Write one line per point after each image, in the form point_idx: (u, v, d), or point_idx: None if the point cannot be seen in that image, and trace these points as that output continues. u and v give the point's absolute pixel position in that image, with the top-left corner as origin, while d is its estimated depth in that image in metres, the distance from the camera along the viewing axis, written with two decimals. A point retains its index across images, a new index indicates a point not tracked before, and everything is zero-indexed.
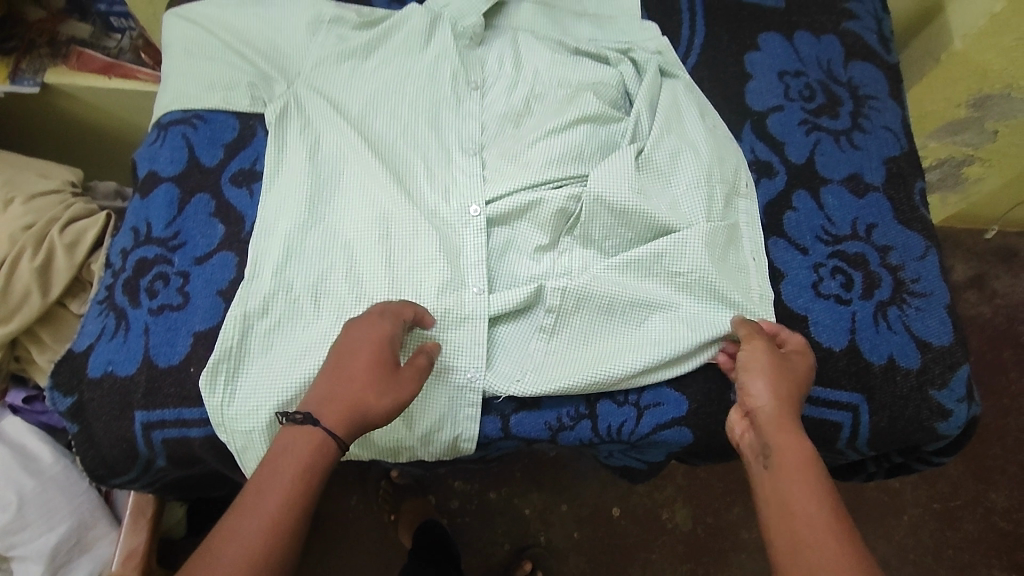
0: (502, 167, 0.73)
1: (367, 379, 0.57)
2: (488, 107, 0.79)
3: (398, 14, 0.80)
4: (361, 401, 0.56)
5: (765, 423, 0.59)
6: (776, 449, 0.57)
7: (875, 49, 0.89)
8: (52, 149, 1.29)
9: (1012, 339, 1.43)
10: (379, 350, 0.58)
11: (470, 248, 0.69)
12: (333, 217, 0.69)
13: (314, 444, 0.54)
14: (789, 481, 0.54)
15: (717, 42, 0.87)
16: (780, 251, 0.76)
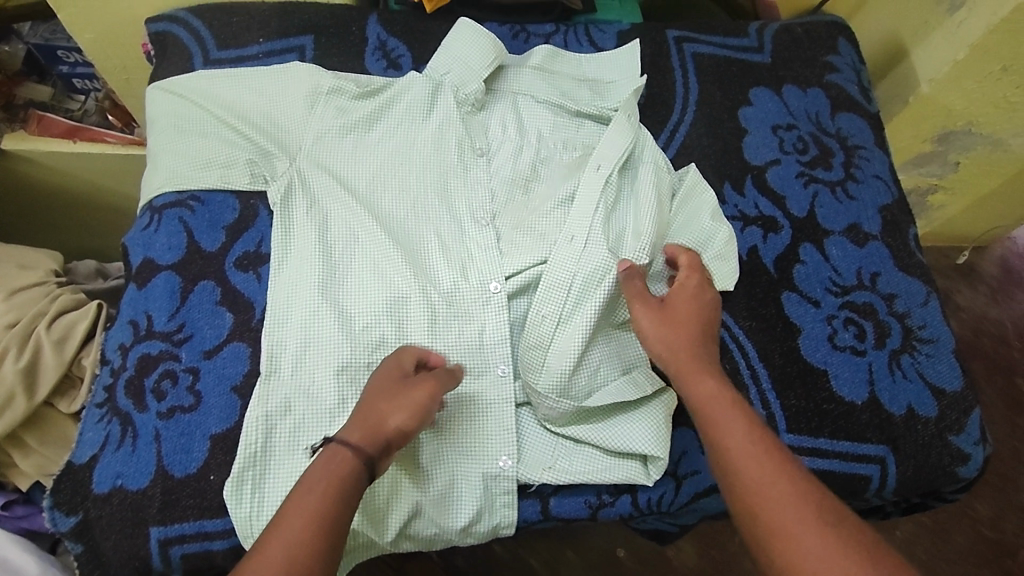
0: (517, 240, 0.73)
1: (379, 392, 0.56)
2: (497, 174, 0.78)
3: (399, 82, 0.78)
4: (376, 422, 0.54)
5: (679, 364, 0.61)
6: (694, 394, 0.59)
7: (857, 99, 0.92)
8: (37, 227, 1.23)
9: (978, 351, 1.49)
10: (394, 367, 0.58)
11: (491, 327, 0.68)
12: (351, 300, 0.67)
13: (336, 457, 0.52)
14: (717, 418, 0.57)
15: (711, 97, 0.88)
16: (794, 305, 0.77)
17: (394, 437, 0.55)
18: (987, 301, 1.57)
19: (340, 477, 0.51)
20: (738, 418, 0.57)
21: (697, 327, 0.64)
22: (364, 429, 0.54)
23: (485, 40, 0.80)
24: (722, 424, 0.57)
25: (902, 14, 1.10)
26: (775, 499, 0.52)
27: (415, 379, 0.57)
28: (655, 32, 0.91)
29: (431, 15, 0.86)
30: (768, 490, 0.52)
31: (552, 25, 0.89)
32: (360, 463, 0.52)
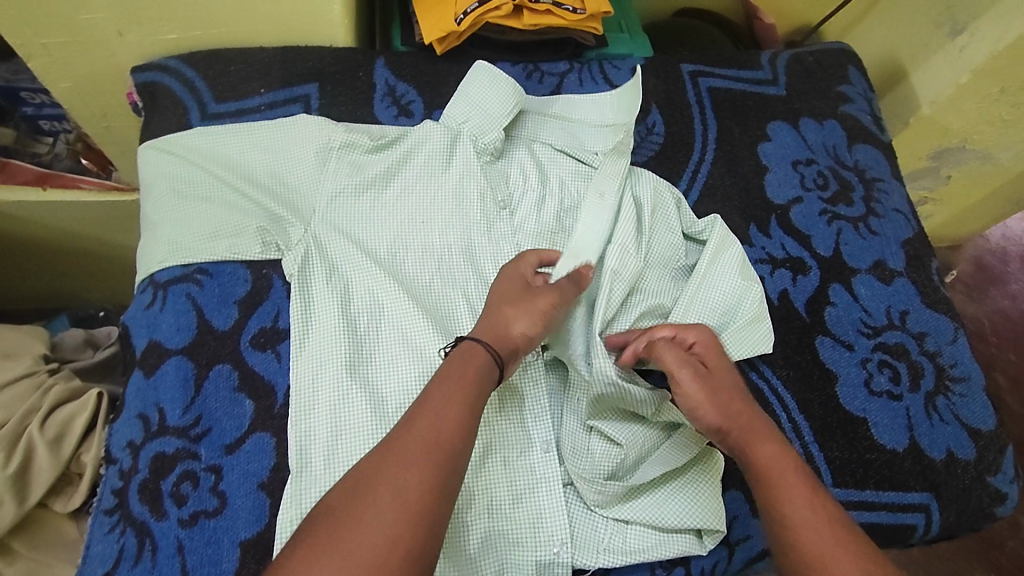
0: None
1: (505, 300, 0.62)
2: (523, 228, 0.75)
3: (413, 132, 0.76)
4: (502, 326, 0.60)
5: (739, 433, 0.59)
6: (756, 456, 0.58)
7: (871, 129, 0.91)
8: (53, 291, 1.18)
9: None
10: (511, 279, 0.64)
11: (531, 398, 0.65)
12: (381, 378, 0.63)
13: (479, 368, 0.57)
14: (781, 484, 0.56)
15: (729, 134, 0.86)
16: (828, 350, 0.76)
17: (519, 342, 0.60)
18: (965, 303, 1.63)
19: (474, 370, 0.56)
20: (801, 489, 0.56)
21: (741, 391, 0.62)
22: (492, 333, 0.59)
23: (507, 85, 0.78)
24: (787, 490, 0.56)
25: (899, 36, 1.09)
26: (837, 563, 0.52)
27: (537, 289, 0.63)
28: (669, 66, 0.88)
29: (440, 56, 0.82)
30: (830, 560, 0.52)
31: (566, 63, 0.86)
32: (491, 363, 0.57)
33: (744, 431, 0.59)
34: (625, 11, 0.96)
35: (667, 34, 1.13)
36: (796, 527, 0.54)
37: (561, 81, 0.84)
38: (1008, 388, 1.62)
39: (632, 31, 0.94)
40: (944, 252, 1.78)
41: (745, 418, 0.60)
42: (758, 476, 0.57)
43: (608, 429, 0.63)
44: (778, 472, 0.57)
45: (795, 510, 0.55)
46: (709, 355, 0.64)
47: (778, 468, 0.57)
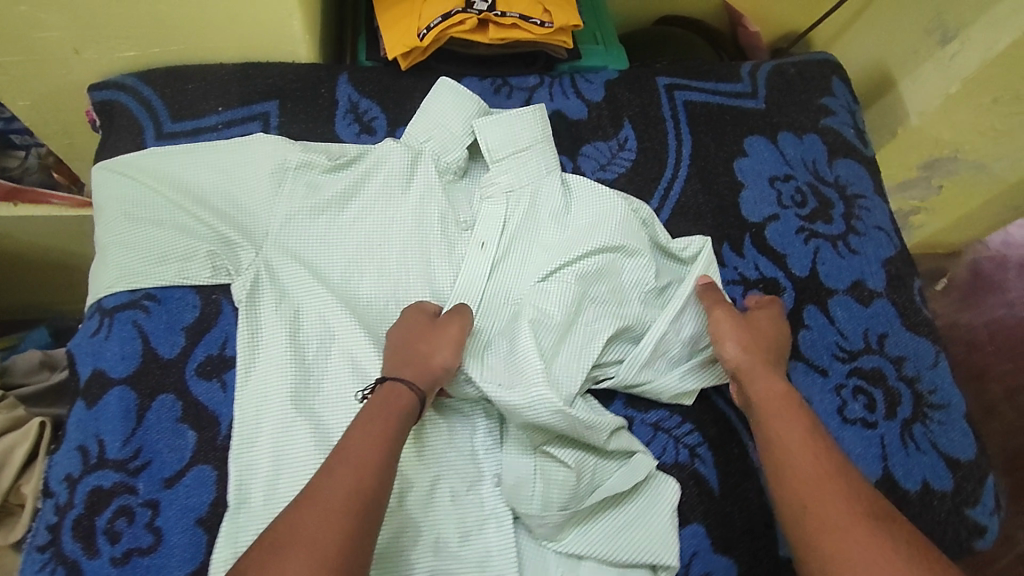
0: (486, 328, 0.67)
1: (413, 337, 0.62)
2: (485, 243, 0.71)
3: (374, 150, 0.74)
4: (423, 363, 0.60)
5: (752, 372, 0.66)
6: (757, 391, 0.65)
7: (853, 143, 0.88)
8: (34, 306, 1.20)
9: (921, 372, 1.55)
10: (414, 315, 0.64)
11: (483, 430, 0.64)
12: (329, 409, 0.62)
13: (391, 402, 0.57)
14: (777, 416, 0.63)
15: (705, 149, 0.83)
16: (801, 375, 0.73)
17: (440, 373, 0.61)
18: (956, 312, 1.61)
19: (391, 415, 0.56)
20: (798, 429, 0.61)
21: (772, 341, 0.70)
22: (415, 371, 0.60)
23: (470, 102, 0.76)
24: (781, 424, 0.62)
25: (888, 45, 1.07)
26: (819, 482, 0.57)
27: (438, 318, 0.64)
28: (643, 79, 0.86)
29: (405, 71, 0.80)
30: (814, 480, 0.57)
31: (536, 77, 0.83)
32: (414, 398, 0.58)
33: (753, 369, 0.66)
34: (601, 21, 0.93)
35: (653, 44, 1.11)
36: (793, 458, 0.59)
37: (530, 96, 0.82)
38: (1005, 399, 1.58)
39: (609, 43, 0.91)
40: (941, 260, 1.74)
41: (753, 358, 0.67)
42: (756, 409, 0.64)
43: (555, 462, 0.61)
44: (775, 407, 0.63)
45: (787, 439, 0.61)
46: (763, 314, 0.72)
47: (774, 401, 0.64)
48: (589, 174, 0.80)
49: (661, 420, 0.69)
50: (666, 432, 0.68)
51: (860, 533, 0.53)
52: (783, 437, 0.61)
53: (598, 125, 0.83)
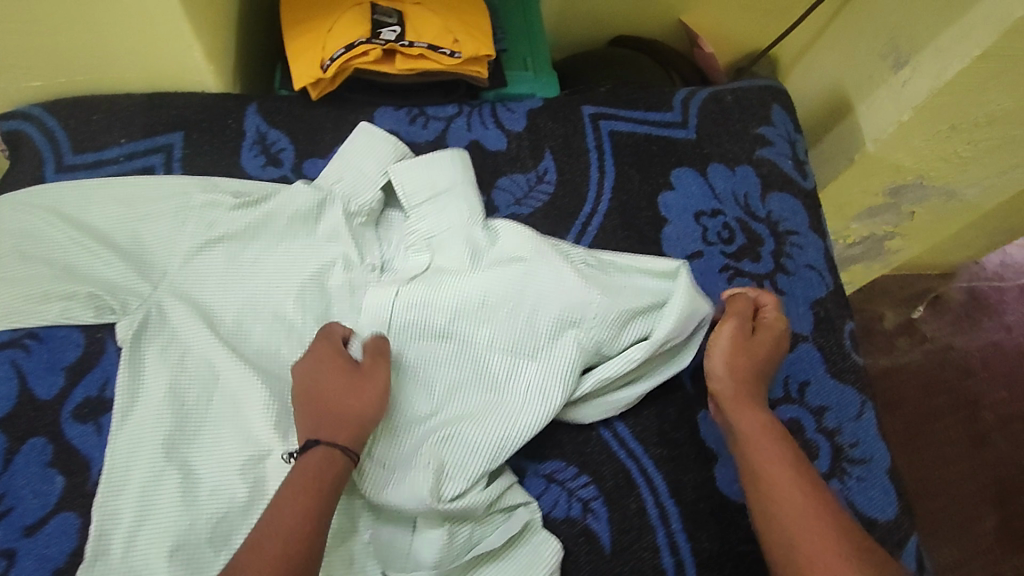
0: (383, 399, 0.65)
1: (337, 387, 0.60)
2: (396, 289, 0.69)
3: (283, 189, 0.71)
4: (349, 420, 0.59)
5: (731, 400, 0.65)
6: (741, 422, 0.63)
7: (791, 175, 0.83)
8: None
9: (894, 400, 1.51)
10: (336, 360, 0.62)
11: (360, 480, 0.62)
12: (203, 460, 0.61)
13: (318, 462, 0.56)
14: (757, 445, 0.61)
15: (628, 183, 0.80)
16: (711, 426, 0.70)
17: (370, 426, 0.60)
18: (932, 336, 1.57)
19: (322, 470, 0.56)
20: (772, 454, 0.60)
21: (765, 365, 0.67)
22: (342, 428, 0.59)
23: (382, 141, 0.72)
24: (757, 446, 0.61)
25: (847, 67, 1.02)
26: (797, 516, 0.55)
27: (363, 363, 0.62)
28: (568, 108, 0.83)
29: (317, 101, 0.78)
30: (791, 513, 0.55)
31: (455, 107, 0.81)
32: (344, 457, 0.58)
33: (736, 399, 0.65)
34: (536, 46, 0.90)
35: (605, 66, 1.09)
36: (769, 487, 0.58)
37: (447, 126, 0.79)
38: (989, 429, 1.51)
39: (538, 70, 0.88)
40: (928, 281, 1.67)
41: (741, 386, 0.65)
42: (740, 438, 0.62)
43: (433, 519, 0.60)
44: (754, 436, 0.61)
45: (767, 470, 0.59)
46: (767, 330, 0.69)
47: (756, 433, 0.62)
48: (502, 208, 0.77)
49: (555, 471, 0.67)
50: (559, 484, 0.66)
51: (830, 560, 0.51)
52: (762, 468, 0.59)
53: (517, 156, 0.80)
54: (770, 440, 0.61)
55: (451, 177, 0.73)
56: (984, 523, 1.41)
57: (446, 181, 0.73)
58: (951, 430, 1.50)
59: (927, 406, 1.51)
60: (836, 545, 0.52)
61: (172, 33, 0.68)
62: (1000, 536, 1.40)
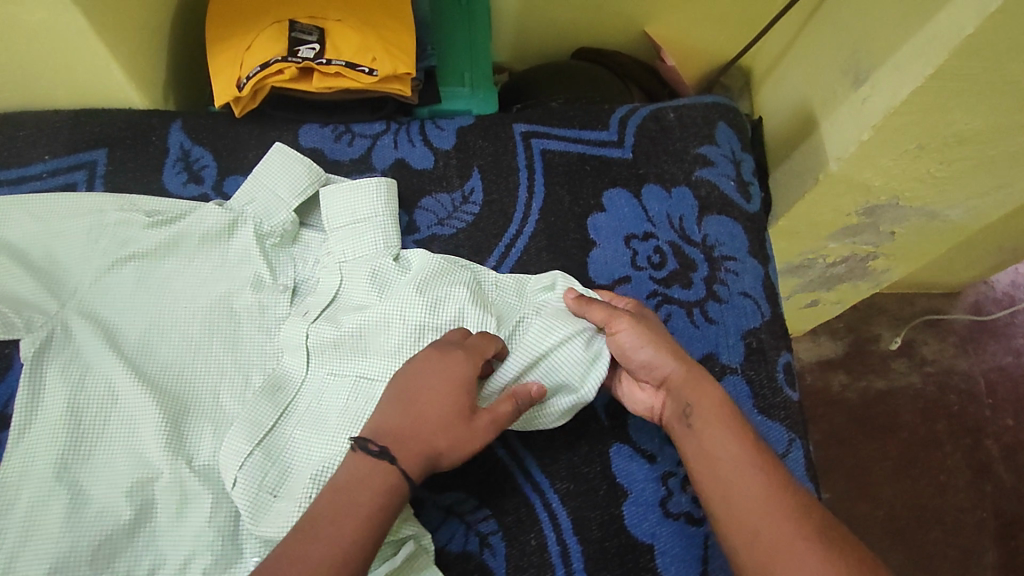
0: (251, 427, 0.62)
1: (438, 425, 0.56)
2: (308, 311, 0.69)
3: (197, 208, 0.70)
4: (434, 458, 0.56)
5: (681, 389, 0.60)
6: (694, 399, 0.60)
7: (732, 197, 0.80)
8: None
9: (883, 426, 1.40)
10: (458, 392, 0.58)
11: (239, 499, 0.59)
12: (93, 479, 0.60)
13: (382, 490, 0.53)
14: (711, 425, 0.58)
15: (558, 204, 0.78)
16: (623, 460, 0.67)
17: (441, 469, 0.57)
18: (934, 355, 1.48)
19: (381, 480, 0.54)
20: (728, 441, 0.57)
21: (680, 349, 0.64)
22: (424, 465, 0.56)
23: (299, 165, 0.71)
24: (710, 427, 0.58)
25: (815, 81, 0.97)
26: (757, 504, 0.53)
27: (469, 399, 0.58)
28: (500, 125, 0.81)
29: (242, 118, 0.78)
30: (749, 499, 0.54)
31: (383, 124, 0.80)
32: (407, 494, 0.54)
33: (686, 379, 0.61)
34: (477, 60, 0.89)
35: (566, 77, 1.06)
36: (724, 472, 0.56)
37: (373, 143, 0.78)
38: (992, 459, 1.39)
39: (475, 85, 0.87)
40: (934, 299, 1.53)
41: (687, 366, 0.62)
42: (692, 417, 0.59)
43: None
44: (709, 414, 0.58)
45: (722, 453, 0.57)
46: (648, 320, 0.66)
47: (711, 413, 0.58)
48: (424, 229, 0.76)
49: (455, 503, 0.64)
50: (458, 517, 0.63)
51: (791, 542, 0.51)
52: (718, 449, 0.57)
53: (443, 175, 0.78)
54: (727, 422, 0.58)
55: (372, 208, 0.71)
56: (978, 562, 1.30)
57: (367, 212, 0.71)
58: (951, 457, 1.39)
59: (925, 431, 1.40)
60: (800, 534, 0.51)
61: (87, 53, 0.68)
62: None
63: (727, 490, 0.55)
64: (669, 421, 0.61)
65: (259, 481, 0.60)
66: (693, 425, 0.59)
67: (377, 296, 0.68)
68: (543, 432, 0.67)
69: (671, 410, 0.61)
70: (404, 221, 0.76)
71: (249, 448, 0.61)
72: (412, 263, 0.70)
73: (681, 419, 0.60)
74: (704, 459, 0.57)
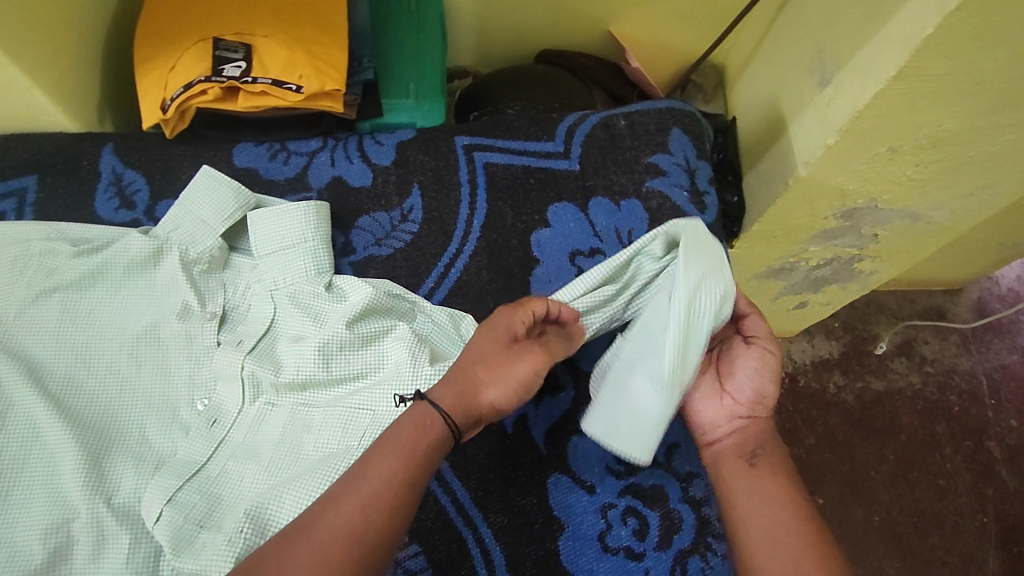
0: (180, 466, 0.60)
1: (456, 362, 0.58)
2: (242, 341, 0.66)
3: (123, 235, 0.68)
4: (472, 388, 0.55)
5: (754, 436, 0.59)
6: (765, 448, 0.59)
7: (685, 209, 0.76)
8: None
9: (881, 430, 1.28)
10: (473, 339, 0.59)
11: (158, 531, 0.56)
12: (9, 519, 0.56)
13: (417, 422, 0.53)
14: (768, 471, 0.57)
15: (500, 220, 0.75)
16: (562, 492, 0.62)
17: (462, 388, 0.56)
18: (933, 359, 1.35)
19: (426, 439, 0.52)
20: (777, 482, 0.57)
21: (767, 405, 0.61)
22: (457, 395, 0.55)
23: (225, 188, 0.70)
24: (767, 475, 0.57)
25: (782, 79, 0.92)
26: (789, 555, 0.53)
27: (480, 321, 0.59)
28: (442, 139, 0.78)
29: (176, 140, 0.76)
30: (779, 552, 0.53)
31: (319, 141, 0.78)
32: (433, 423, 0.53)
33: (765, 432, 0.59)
34: (423, 71, 0.86)
35: (525, 81, 1.01)
36: (769, 515, 0.55)
37: (309, 161, 0.76)
38: (994, 462, 1.27)
39: (421, 97, 0.84)
40: (935, 296, 1.40)
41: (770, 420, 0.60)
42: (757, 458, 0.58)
43: None
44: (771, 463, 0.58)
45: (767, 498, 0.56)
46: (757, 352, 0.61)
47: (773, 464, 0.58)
48: (359, 250, 0.73)
49: None
50: None
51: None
52: (766, 494, 0.56)
53: (382, 193, 0.75)
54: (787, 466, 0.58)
55: (300, 232, 0.68)
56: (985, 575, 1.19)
57: (295, 236, 0.68)
58: (953, 462, 1.27)
59: (927, 434, 1.28)
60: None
61: (10, 82, 0.67)
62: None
63: (772, 525, 0.54)
64: (723, 454, 0.60)
65: (185, 513, 0.57)
66: (757, 466, 0.58)
67: (309, 325, 0.66)
68: (477, 462, 0.63)
69: (731, 448, 0.59)
70: (340, 242, 0.73)
71: (177, 484, 0.58)
72: (346, 289, 0.68)
73: (742, 458, 0.58)
74: (747, 505, 0.56)
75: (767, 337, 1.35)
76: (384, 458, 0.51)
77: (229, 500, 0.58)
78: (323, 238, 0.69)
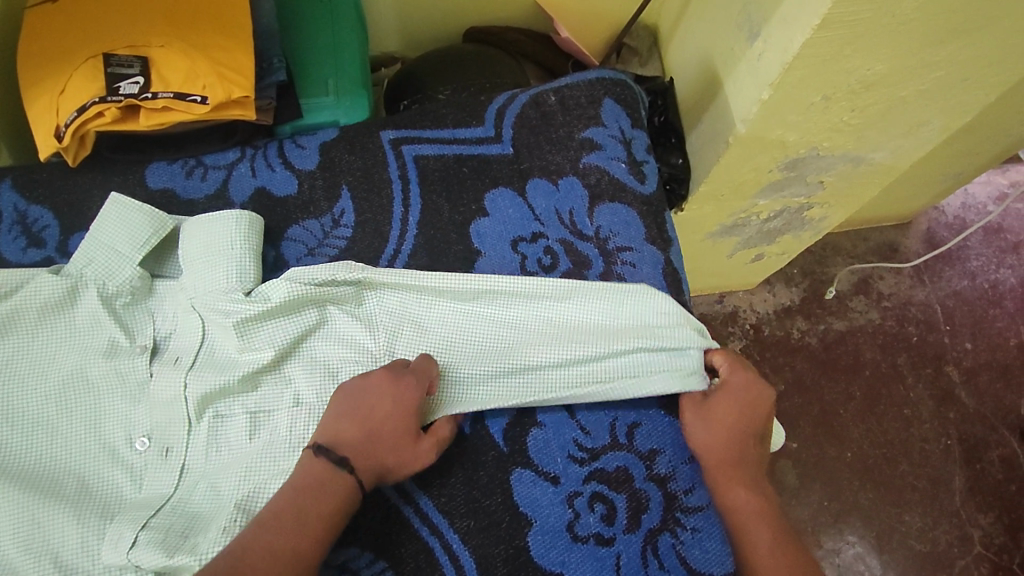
0: (138, 508, 0.57)
1: (381, 430, 0.57)
2: (179, 358, 0.63)
3: (30, 275, 0.64)
4: (384, 467, 0.57)
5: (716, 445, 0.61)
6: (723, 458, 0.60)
7: (624, 181, 0.74)
8: None
9: (846, 369, 1.31)
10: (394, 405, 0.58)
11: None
12: None
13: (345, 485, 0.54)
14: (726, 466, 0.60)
15: (435, 215, 0.72)
16: (526, 486, 0.62)
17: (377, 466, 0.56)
18: (890, 294, 1.37)
19: (341, 502, 0.53)
20: (756, 501, 0.58)
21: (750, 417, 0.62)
22: (375, 472, 0.56)
23: (137, 213, 0.66)
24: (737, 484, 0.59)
25: (711, 35, 0.90)
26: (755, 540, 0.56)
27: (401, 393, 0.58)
28: (367, 136, 0.75)
29: (79, 168, 0.71)
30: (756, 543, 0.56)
31: (236, 152, 0.74)
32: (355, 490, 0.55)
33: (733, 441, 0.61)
34: (340, 64, 0.81)
35: (453, 61, 0.97)
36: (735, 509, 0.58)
37: (228, 174, 0.72)
38: (953, 386, 1.31)
39: (341, 92, 0.80)
40: (886, 231, 1.42)
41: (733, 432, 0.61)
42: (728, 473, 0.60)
43: None
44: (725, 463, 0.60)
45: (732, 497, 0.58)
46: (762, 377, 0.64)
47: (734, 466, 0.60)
48: (292, 262, 0.70)
49: (348, 559, 0.58)
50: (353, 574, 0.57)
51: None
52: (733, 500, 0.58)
53: (310, 199, 0.72)
54: (777, 511, 0.58)
55: (228, 241, 0.65)
56: (955, 496, 1.23)
57: (222, 246, 0.65)
58: (917, 391, 1.30)
59: (888, 368, 1.31)
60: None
61: None
62: (966, 501, 1.23)
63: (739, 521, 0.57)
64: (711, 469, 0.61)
65: (165, 531, 0.56)
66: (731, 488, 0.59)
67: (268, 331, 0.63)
68: (436, 468, 0.62)
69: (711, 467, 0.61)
70: (271, 256, 0.70)
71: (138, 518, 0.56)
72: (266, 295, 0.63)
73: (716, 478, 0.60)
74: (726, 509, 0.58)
75: (729, 292, 1.36)
76: (310, 508, 0.52)
77: (203, 508, 0.58)
78: (244, 246, 0.65)
